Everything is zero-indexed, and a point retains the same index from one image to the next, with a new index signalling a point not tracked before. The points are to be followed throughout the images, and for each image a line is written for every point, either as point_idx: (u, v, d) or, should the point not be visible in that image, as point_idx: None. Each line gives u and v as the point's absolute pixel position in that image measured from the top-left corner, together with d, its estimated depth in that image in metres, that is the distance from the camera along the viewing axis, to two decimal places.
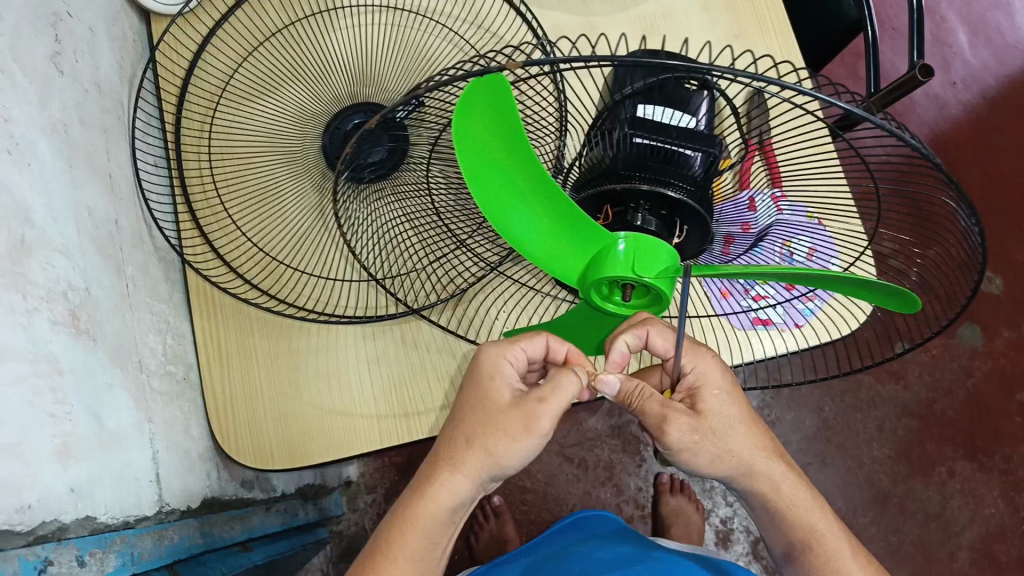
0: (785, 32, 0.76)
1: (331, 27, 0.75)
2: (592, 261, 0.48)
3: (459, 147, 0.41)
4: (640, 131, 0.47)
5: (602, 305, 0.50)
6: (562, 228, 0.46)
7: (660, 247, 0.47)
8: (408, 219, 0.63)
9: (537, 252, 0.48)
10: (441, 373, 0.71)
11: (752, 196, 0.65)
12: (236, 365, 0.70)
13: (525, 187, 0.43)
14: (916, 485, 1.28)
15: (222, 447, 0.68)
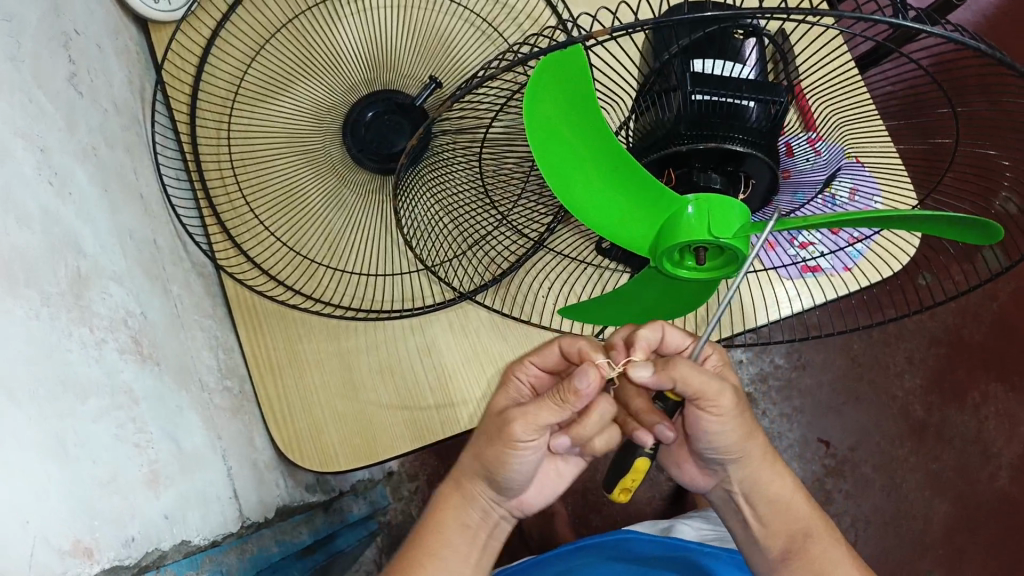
0: None
1: (337, 15, 0.73)
2: (662, 230, 0.47)
3: (529, 129, 0.40)
4: (701, 88, 0.46)
5: (674, 272, 0.49)
6: (634, 199, 0.45)
7: (732, 206, 0.45)
8: (450, 206, 0.61)
9: (606, 225, 0.46)
10: (494, 357, 0.69)
11: (787, 142, 0.62)
12: (288, 372, 0.68)
13: (594, 163, 0.42)
14: (950, 412, 1.29)
15: (287, 454, 0.68)
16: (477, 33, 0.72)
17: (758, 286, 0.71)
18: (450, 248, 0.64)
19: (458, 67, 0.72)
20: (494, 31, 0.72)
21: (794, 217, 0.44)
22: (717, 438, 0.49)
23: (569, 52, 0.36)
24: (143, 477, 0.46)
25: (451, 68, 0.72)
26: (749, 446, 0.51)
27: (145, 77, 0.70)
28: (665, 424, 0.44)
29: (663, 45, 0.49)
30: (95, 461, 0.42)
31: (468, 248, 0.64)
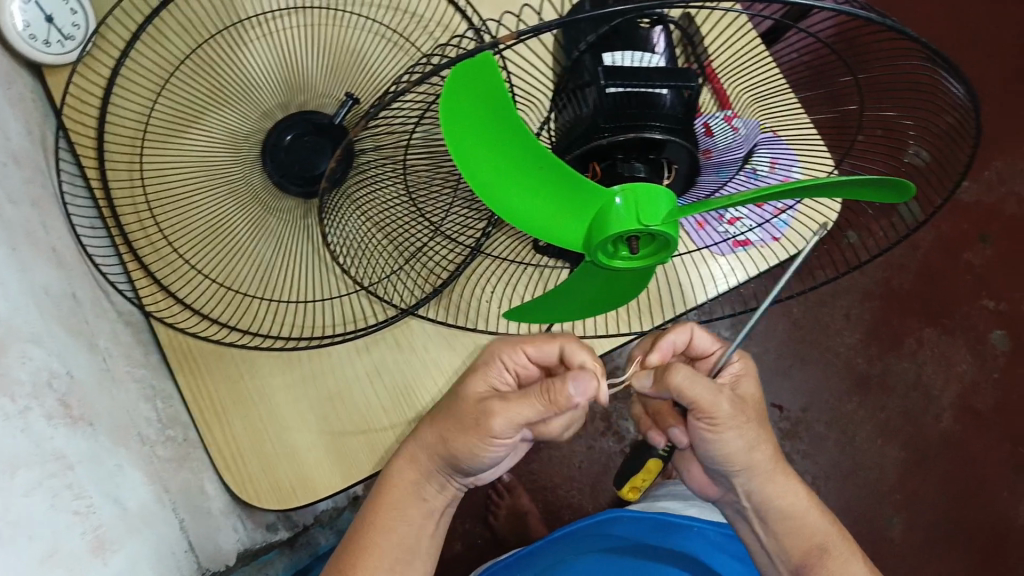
0: None
1: (242, 40, 0.71)
2: (593, 223, 0.47)
3: (446, 136, 0.40)
4: (614, 82, 0.47)
5: (610, 264, 0.49)
6: (561, 196, 0.44)
7: (659, 192, 0.46)
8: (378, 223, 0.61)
9: (537, 224, 0.46)
10: (443, 368, 0.68)
11: (706, 122, 0.62)
12: (233, 412, 0.66)
13: (518, 163, 0.42)
14: (891, 361, 1.33)
15: (242, 497, 0.66)
16: (387, 47, 0.72)
17: (692, 267, 0.72)
18: (385, 265, 0.63)
19: (373, 81, 0.71)
20: (405, 41, 0.72)
21: (723, 196, 0.45)
22: (723, 444, 0.57)
23: (479, 61, 0.36)
24: (88, 545, 0.45)
25: (368, 82, 0.71)
26: (754, 454, 0.59)
27: (44, 125, 0.67)
28: (678, 428, 0.64)
29: (573, 41, 0.51)
30: (31, 536, 0.40)
31: (403, 262, 0.63)
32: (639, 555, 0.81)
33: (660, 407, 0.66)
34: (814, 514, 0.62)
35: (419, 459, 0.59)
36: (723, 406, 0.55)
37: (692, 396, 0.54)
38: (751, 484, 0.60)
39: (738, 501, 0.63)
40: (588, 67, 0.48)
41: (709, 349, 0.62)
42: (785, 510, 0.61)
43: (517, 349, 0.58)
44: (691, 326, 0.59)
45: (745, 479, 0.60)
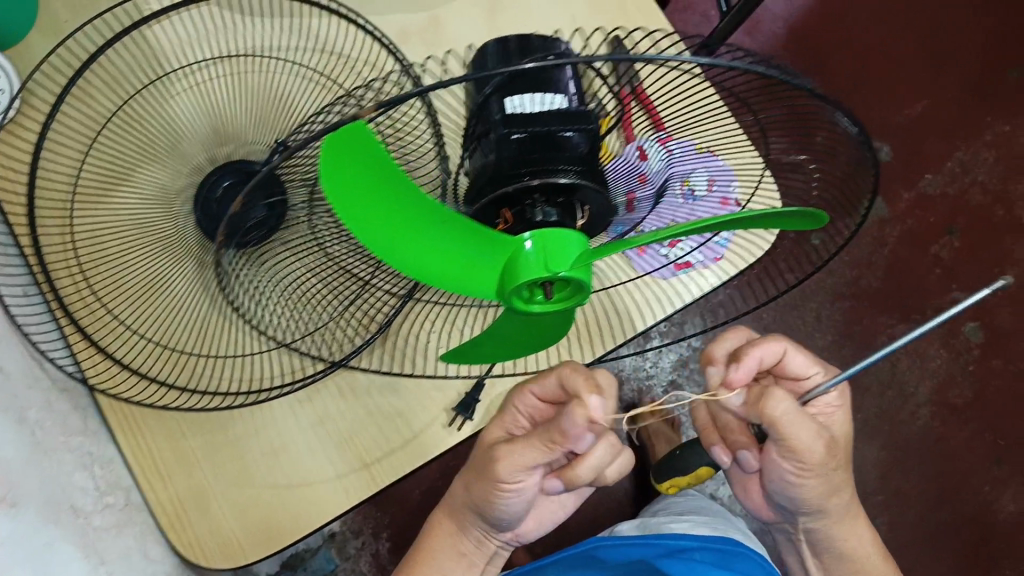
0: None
1: (169, 93, 0.71)
2: (505, 270, 0.47)
3: (336, 206, 0.39)
4: (515, 128, 0.47)
5: (527, 309, 0.48)
6: (468, 247, 0.44)
7: (568, 236, 0.47)
8: (307, 272, 0.59)
9: (448, 278, 0.46)
10: (386, 414, 0.68)
11: (639, 146, 0.62)
12: (177, 470, 0.66)
13: (418, 218, 0.41)
14: (864, 360, 1.33)
15: (188, 557, 0.65)
16: (313, 85, 0.72)
17: (634, 292, 0.71)
18: (319, 316, 0.62)
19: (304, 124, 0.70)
20: (332, 83, 0.72)
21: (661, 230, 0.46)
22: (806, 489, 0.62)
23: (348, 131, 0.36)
24: None
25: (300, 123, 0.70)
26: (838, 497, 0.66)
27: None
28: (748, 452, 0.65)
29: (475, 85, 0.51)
30: None
31: (339, 311, 0.62)
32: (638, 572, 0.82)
33: (732, 423, 0.68)
34: (867, 541, 0.72)
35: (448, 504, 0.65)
36: (815, 451, 0.59)
37: (791, 434, 0.57)
38: (824, 524, 0.69)
39: (793, 533, 0.73)
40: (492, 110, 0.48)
41: (803, 374, 0.63)
42: (841, 551, 0.71)
43: (524, 392, 0.57)
44: (784, 343, 0.61)
45: (821, 520, 0.68)
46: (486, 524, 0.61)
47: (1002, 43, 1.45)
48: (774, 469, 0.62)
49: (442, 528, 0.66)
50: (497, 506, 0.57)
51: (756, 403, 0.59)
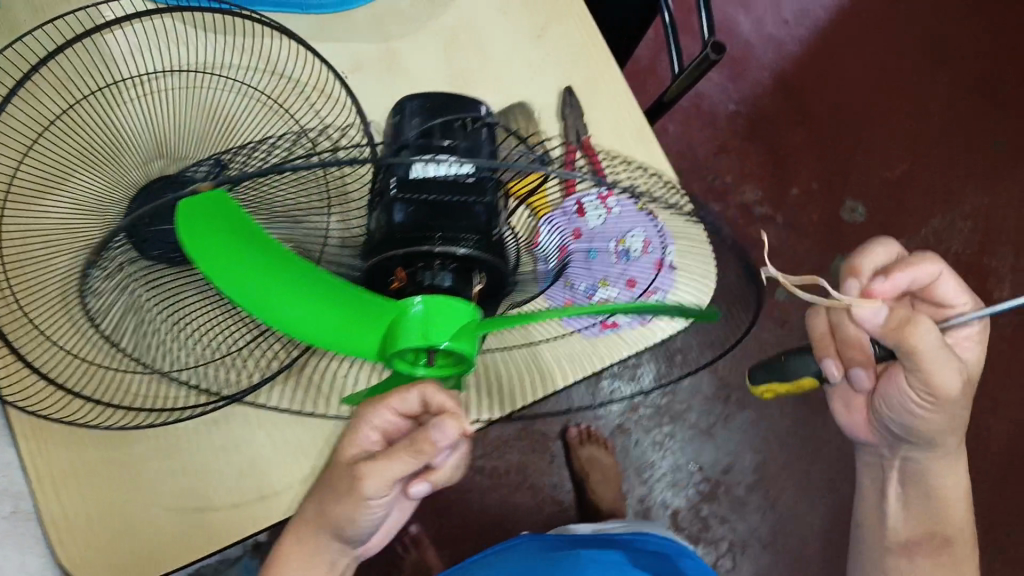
0: (602, 54, 0.76)
1: (117, 101, 0.70)
2: (387, 332, 0.49)
3: (208, 273, 0.43)
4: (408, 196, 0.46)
5: (411, 371, 0.51)
6: (346, 309, 0.47)
7: (453, 304, 0.49)
8: (199, 311, 0.58)
9: (330, 339, 0.48)
10: (293, 446, 0.69)
11: (580, 201, 0.50)
12: (77, 481, 0.66)
13: (292, 284, 0.45)
14: (813, 424, 1.32)
15: (74, 569, 0.65)
16: (258, 105, 0.72)
17: (560, 351, 0.70)
18: (222, 344, 0.60)
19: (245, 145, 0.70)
20: (279, 108, 0.72)
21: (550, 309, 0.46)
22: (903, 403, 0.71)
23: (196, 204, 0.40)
24: None
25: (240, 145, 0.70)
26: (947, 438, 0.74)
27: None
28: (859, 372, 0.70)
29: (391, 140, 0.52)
30: None
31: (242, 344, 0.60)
32: (653, 567, 0.90)
33: (852, 337, 0.70)
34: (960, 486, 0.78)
35: (306, 539, 0.63)
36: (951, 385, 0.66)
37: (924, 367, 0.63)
38: (934, 456, 0.76)
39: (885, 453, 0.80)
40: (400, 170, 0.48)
41: (952, 301, 0.69)
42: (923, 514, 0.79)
43: (381, 409, 0.54)
44: (940, 268, 0.66)
45: (933, 452, 0.75)
46: (340, 544, 0.62)
47: (1015, 116, 1.46)
48: (899, 395, 0.72)
49: (293, 553, 0.63)
50: (359, 521, 0.58)
51: (898, 331, 0.61)
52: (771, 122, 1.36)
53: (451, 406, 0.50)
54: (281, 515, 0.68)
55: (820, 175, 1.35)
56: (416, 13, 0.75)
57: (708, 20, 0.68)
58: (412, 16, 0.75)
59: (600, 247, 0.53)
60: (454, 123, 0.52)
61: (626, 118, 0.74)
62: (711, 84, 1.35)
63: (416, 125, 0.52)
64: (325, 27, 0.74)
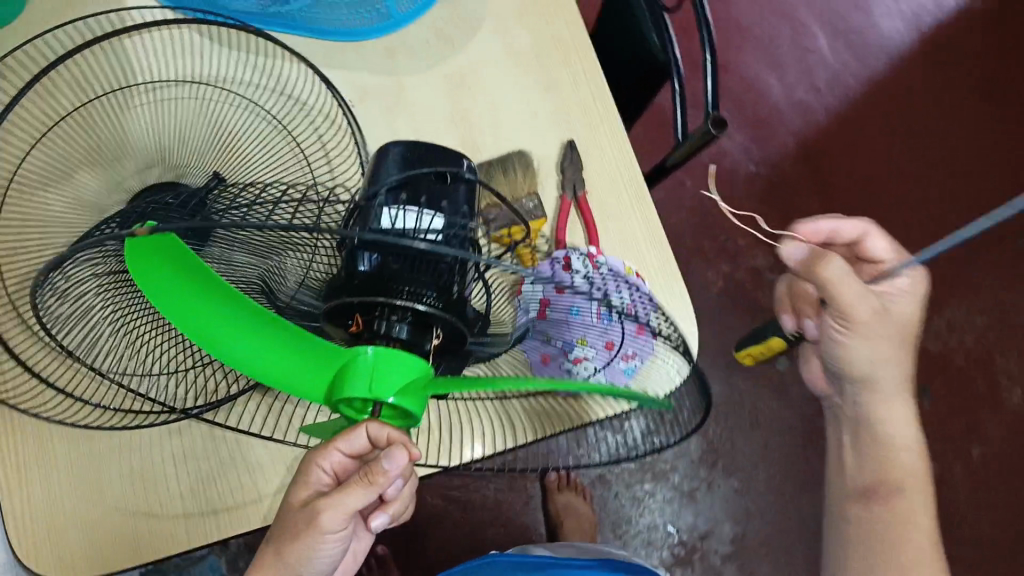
0: (608, 112, 0.77)
1: (129, 104, 0.71)
2: (335, 376, 0.50)
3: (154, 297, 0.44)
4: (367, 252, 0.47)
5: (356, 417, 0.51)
6: (295, 351, 0.47)
7: (403, 358, 0.50)
8: (164, 323, 0.59)
9: (276, 376, 0.49)
10: (250, 463, 0.69)
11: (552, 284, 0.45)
12: (37, 470, 0.67)
13: (237, 322, 0.45)
14: (799, 503, 1.28)
15: (21, 558, 0.65)
16: (265, 126, 0.73)
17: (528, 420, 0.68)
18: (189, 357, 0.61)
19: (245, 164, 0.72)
20: (284, 132, 0.74)
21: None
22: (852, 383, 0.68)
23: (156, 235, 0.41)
24: None
25: (241, 165, 0.71)
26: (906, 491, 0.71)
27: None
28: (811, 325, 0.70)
29: (372, 185, 0.53)
30: None
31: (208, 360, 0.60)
32: None
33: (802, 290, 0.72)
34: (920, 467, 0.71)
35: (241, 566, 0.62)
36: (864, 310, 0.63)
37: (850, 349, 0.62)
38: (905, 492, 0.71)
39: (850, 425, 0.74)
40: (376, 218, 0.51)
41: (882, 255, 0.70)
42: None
43: (328, 450, 0.56)
44: (863, 224, 0.70)
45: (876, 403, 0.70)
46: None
47: (1013, 150, 1.43)
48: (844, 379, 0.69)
49: None
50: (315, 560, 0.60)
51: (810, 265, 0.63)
52: (790, 188, 1.34)
53: (399, 437, 0.52)
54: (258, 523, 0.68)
55: None
56: (429, 50, 0.77)
57: (713, 89, 0.69)
58: (423, 52, 0.77)
59: (582, 307, 0.49)
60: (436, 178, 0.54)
61: (624, 177, 0.76)
62: (732, 142, 1.35)
63: (392, 168, 0.54)
64: (338, 56, 0.76)
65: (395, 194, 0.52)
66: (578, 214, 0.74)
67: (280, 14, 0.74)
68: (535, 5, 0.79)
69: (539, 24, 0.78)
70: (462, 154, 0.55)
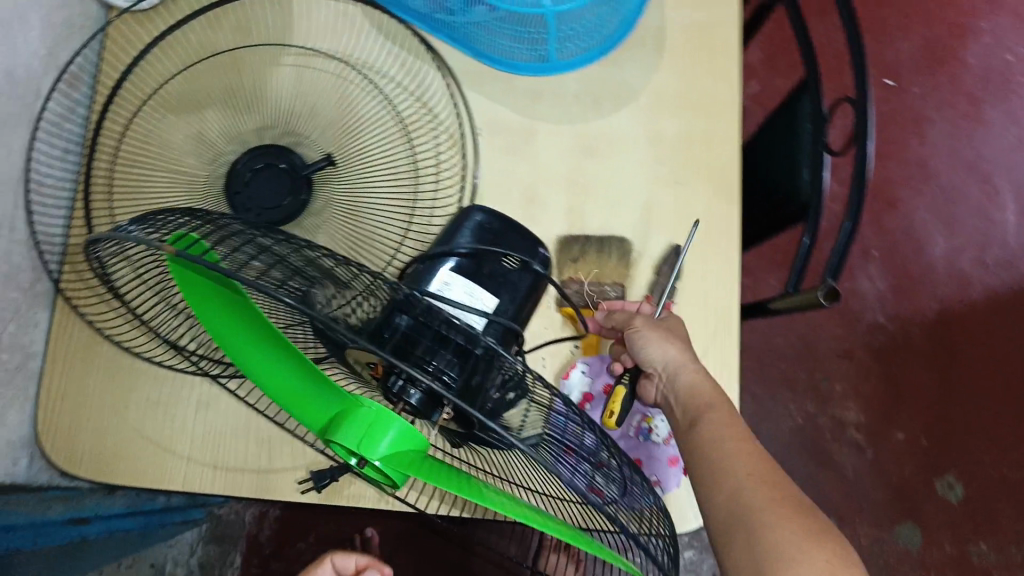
0: (727, 232, 0.72)
1: (276, 62, 0.73)
2: (332, 418, 0.48)
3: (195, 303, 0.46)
4: (404, 314, 0.49)
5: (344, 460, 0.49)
6: (300, 386, 0.46)
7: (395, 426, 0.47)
8: None
9: (283, 398, 0.48)
10: (261, 437, 0.70)
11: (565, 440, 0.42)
12: (77, 366, 0.70)
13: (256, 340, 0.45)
14: None
15: (39, 439, 0.69)
16: (388, 123, 0.74)
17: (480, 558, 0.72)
18: None
19: (357, 152, 0.72)
20: (405, 134, 0.73)
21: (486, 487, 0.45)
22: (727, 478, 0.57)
23: (195, 239, 0.41)
24: None
25: (354, 155, 0.72)
26: None
27: (87, 53, 0.73)
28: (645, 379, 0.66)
29: (444, 245, 0.56)
30: None
31: None
32: None
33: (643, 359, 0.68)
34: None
35: None
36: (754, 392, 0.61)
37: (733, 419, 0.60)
38: None
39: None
40: (435, 276, 0.53)
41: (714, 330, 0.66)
42: None
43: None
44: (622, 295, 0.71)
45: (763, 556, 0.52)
46: None
47: None
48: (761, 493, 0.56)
49: None
50: None
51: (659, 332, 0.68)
52: (912, 352, 1.22)
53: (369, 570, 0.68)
54: (294, 497, 0.70)
55: (931, 428, 1.21)
56: (573, 110, 0.75)
57: (835, 264, 0.65)
58: (569, 109, 0.75)
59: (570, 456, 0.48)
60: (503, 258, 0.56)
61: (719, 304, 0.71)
62: (871, 284, 1.24)
63: (463, 237, 0.57)
64: (487, 82, 0.75)
65: (462, 259, 0.54)
66: None
67: (446, 24, 0.72)
68: (696, 100, 0.74)
69: (692, 122, 0.74)
70: (539, 243, 0.58)
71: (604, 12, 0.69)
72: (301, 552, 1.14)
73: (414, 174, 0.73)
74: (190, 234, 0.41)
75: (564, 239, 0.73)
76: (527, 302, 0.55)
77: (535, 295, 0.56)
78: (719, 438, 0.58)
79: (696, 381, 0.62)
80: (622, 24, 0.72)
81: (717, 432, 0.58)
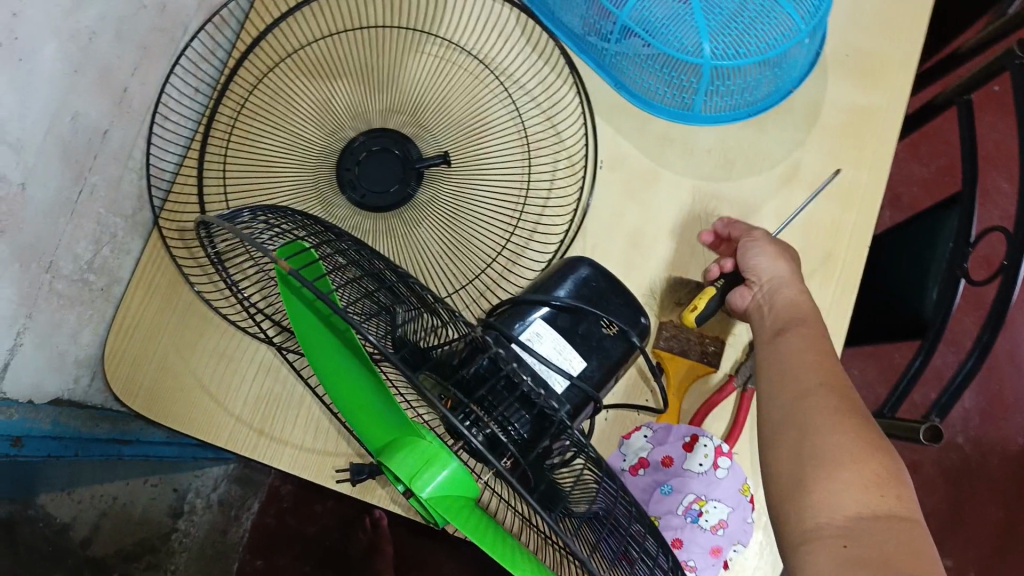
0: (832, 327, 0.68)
1: (416, 48, 0.72)
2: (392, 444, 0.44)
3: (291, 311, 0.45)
4: (485, 354, 0.45)
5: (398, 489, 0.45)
6: (368, 405, 0.44)
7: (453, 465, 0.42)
8: None
9: (355, 411, 0.46)
10: (312, 416, 0.70)
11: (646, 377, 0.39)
12: (156, 302, 0.71)
13: (337, 350, 0.43)
14: None
15: (104, 362, 0.70)
16: (512, 134, 0.72)
17: None
18: None
19: (475, 157, 0.71)
20: (526, 150, 0.71)
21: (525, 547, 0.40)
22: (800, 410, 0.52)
23: (304, 251, 0.41)
24: None
25: (471, 160, 0.70)
26: None
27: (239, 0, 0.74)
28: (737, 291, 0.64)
29: (542, 293, 0.54)
30: None
31: None
32: None
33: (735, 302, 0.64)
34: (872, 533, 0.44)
35: None
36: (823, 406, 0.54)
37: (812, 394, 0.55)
38: None
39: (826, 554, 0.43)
40: (527, 321, 0.51)
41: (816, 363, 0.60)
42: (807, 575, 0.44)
43: None
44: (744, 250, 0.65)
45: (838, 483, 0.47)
46: None
47: None
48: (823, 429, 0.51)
49: None
50: None
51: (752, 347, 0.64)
52: (982, 481, 1.15)
53: None
54: (331, 483, 0.69)
55: (982, 562, 1.14)
56: (703, 166, 0.71)
57: (945, 397, 0.61)
58: (699, 165, 0.71)
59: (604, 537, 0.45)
60: (599, 319, 0.54)
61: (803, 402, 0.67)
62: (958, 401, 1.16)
63: (561, 289, 0.55)
64: (621, 116, 0.73)
65: (557, 310, 0.52)
66: (733, 406, 0.68)
67: (595, 49, 0.70)
68: (833, 183, 0.70)
69: (824, 207, 0.70)
70: (640, 312, 0.56)
71: (765, 74, 0.65)
72: (318, 513, 1.14)
73: (524, 193, 0.70)
74: (306, 250, 0.41)
75: (665, 291, 0.70)
76: (613, 371, 0.53)
77: (622, 364, 0.54)
78: (803, 350, 0.55)
79: (799, 301, 0.59)
80: (778, 88, 0.68)
81: (799, 349, 0.55)
